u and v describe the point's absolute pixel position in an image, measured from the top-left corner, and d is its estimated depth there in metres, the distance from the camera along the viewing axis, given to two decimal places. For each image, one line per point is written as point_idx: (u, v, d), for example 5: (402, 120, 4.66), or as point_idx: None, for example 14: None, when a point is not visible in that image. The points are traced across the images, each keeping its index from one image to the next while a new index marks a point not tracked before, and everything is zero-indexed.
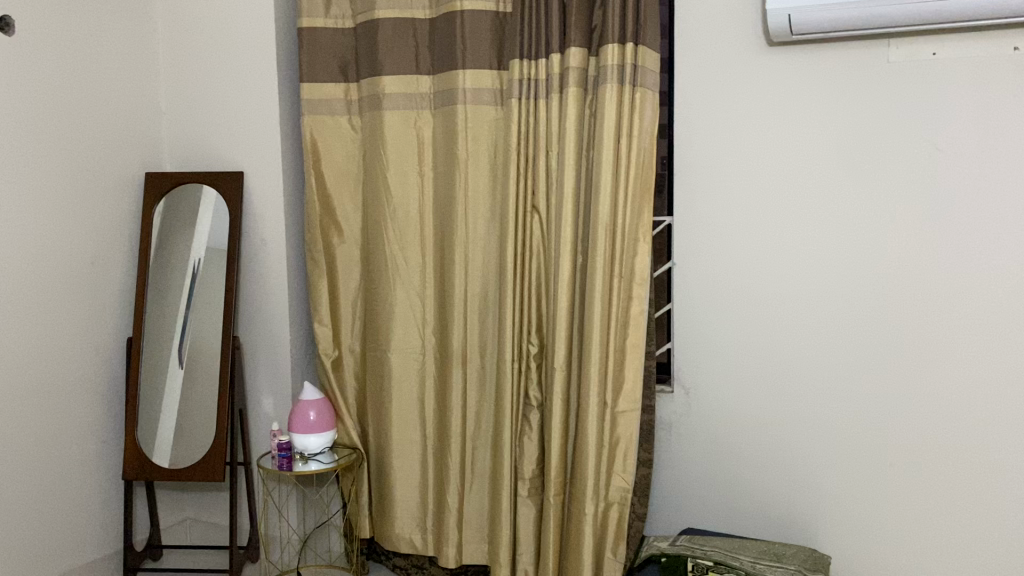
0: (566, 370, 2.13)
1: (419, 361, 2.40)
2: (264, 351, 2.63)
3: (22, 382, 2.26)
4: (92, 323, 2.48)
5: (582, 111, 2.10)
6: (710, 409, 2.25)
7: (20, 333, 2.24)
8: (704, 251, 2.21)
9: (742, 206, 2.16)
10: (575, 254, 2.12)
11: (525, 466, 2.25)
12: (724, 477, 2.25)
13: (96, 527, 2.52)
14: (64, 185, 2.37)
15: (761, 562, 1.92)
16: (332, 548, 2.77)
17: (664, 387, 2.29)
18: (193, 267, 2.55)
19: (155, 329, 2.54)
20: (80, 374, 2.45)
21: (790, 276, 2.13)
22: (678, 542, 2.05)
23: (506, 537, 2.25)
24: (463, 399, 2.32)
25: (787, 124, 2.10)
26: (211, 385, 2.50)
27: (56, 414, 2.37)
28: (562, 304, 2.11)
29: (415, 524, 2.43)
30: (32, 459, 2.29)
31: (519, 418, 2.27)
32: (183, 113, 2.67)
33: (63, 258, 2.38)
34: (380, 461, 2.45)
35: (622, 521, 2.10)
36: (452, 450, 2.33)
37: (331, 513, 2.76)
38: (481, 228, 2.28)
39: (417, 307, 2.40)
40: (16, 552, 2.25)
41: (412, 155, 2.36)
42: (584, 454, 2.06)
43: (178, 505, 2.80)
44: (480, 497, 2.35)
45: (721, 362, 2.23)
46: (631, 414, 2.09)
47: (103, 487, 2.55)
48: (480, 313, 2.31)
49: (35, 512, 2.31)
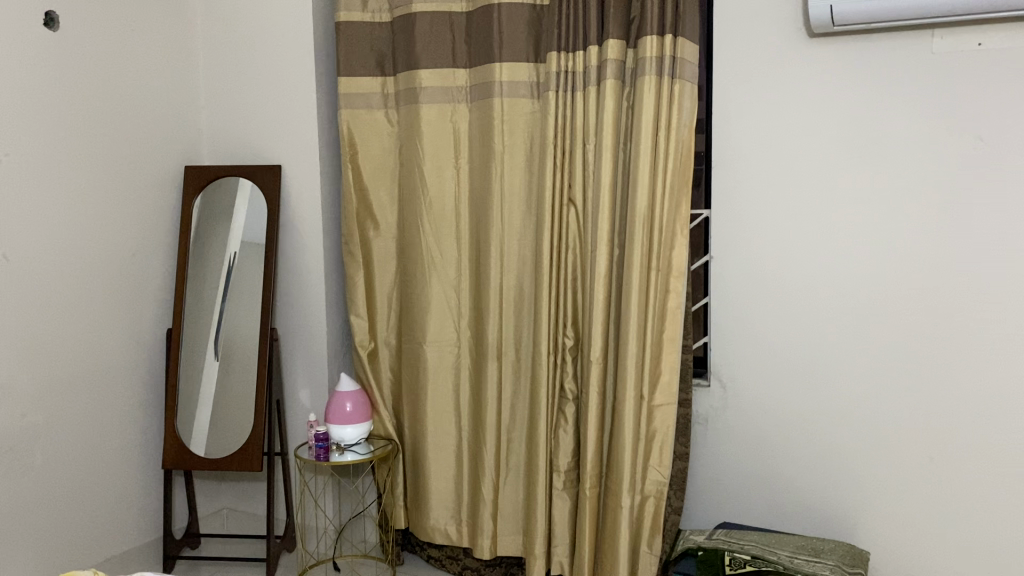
0: (602, 363, 2.13)
1: (454, 353, 2.41)
2: (301, 342, 2.67)
3: (64, 370, 2.31)
4: (133, 315, 2.53)
5: (619, 104, 2.09)
6: (747, 403, 2.24)
7: (61, 321, 2.29)
8: (741, 246, 2.21)
9: (780, 198, 2.15)
10: (612, 247, 2.11)
11: (561, 458, 2.25)
12: (761, 470, 2.24)
13: (137, 513, 2.57)
14: (105, 180, 2.42)
15: (800, 556, 1.91)
16: (367, 538, 2.78)
17: (701, 381, 2.30)
18: (230, 259, 2.58)
19: (193, 321, 2.58)
20: (122, 364, 2.49)
21: (830, 269, 2.11)
22: (715, 536, 2.04)
23: (541, 529, 2.25)
24: (498, 392, 2.32)
25: (827, 115, 2.08)
26: (248, 376, 2.53)
27: (98, 403, 2.41)
28: (598, 296, 2.10)
29: (450, 515, 2.45)
30: (73, 445, 2.34)
31: (554, 411, 2.27)
32: (223, 107, 2.71)
33: (104, 248, 2.42)
34: (415, 452, 2.47)
35: (659, 514, 2.08)
36: (488, 442, 2.33)
37: (367, 503, 2.78)
38: (517, 221, 2.28)
39: (453, 300, 2.41)
40: (58, 537, 2.30)
41: (448, 148, 2.37)
42: (620, 447, 2.06)
43: (215, 495, 2.85)
44: (516, 489, 2.35)
45: (760, 355, 2.21)
46: (668, 407, 2.08)
47: (144, 475, 2.60)
48: (515, 306, 2.31)
49: (77, 497, 2.36)
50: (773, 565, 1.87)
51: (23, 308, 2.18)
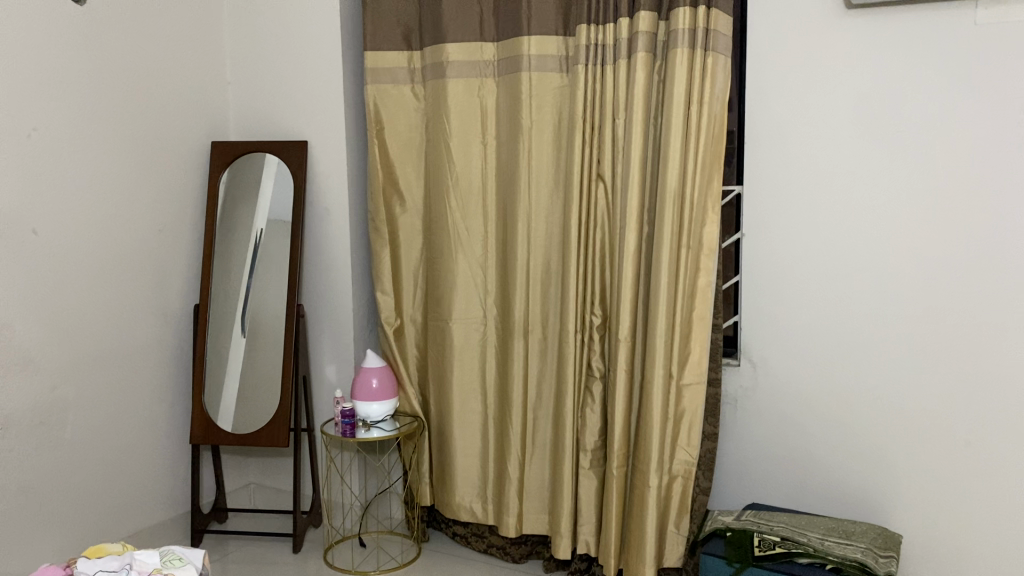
0: (631, 342, 2.10)
1: (480, 331, 2.40)
2: (327, 319, 2.67)
3: (92, 345, 2.32)
4: (161, 291, 2.54)
5: (650, 78, 2.05)
6: (778, 383, 2.21)
7: (90, 298, 2.31)
8: (772, 224, 2.17)
9: (814, 175, 2.10)
10: (641, 224, 2.08)
11: (587, 437, 2.23)
12: (791, 452, 2.21)
13: (165, 488, 2.59)
14: (132, 156, 2.42)
15: (830, 539, 1.88)
16: (393, 515, 2.78)
17: (732, 360, 2.27)
18: (256, 236, 2.58)
19: (220, 297, 2.58)
20: (150, 340, 2.50)
21: (864, 247, 2.06)
22: (743, 517, 2.01)
23: (567, 508, 2.24)
24: (525, 370, 2.31)
25: (863, 90, 2.02)
26: (275, 353, 2.54)
27: (126, 378, 2.43)
28: (627, 274, 2.07)
29: (476, 492, 2.44)
30: (103, 420, 2.36)
31: (581, 389, 2.25)
32: (250, 83, 2.70)
33: (132, 225, 2.43)
34: (441, 429, 2.47)
35: (686, 494, 2.07)
36: (514, 420, 2.32)
37: (393, 480, 2.78)
38: (545, 198, 2.25)
39: (480, 277, 2.39)
40: (89, 510, 2.33)
41: (476, 123, 2.34)
42: (648, 426, 2.03)
43: (242, 470, 2.87)
44: (542, 468, 2.34)
45: (791, 334, 2.18)
46: (697, 387, 2.04)
47: (173, 450, 2.62)
48: (542, 284, 2.28)
49: (107, 471, 2.38)
50: (802, 547, 1.84)
51: (50, 283, 2.19)
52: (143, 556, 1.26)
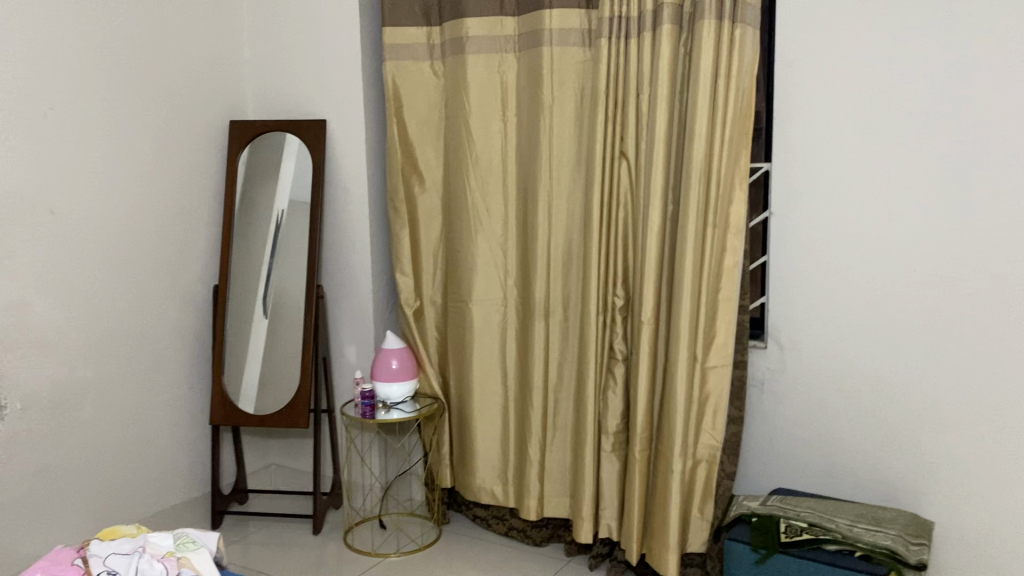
0: (654, 324, 2.06)
1: (501, 312, 2.36)
2: (347, 300, 2.64)
3: (109, 325, 2.31)
4: (180, 271, 2.52)
5: (676, 51, 1.99)
6: (805, 365, 2.16)
7: (107, 277, 2.29)
8: (801, 202, 2.12)
9: (845, 152, 2.04)
10: (666, 203, 2.03)
11: (609, 420, 2.19)
12: (818, 437, 2.15)
13: (186, 468, 2.59)
14: (149, 134, 2.39)
15: (859, 525, 1.83)
16: (413, 497, 2.75)
17: (759, 343, 2.23)
18: (277, 216, 2.55)
19: (240, 278, 2.56)
20: (168, 320, 2.49)
21: (896, 225, 1.99)
22: (770, 503, 1.96)
23: (589, 491, 2.20)
24: (546, 352, 2.27)
25: (896, 62, 1.95)
26: (295, 334, 2.52)
27: (144, 359, 2.42)
28: (651, 254, 2.03)
29: (497, 475, 2.41)
30: (121, 400, 2.35)
31: (603, 372, 2.21)
32: (269, 61, 2.67)
33: (150, 204, 2.41)
34: (461, 411, 2.44)
35: (711, 479, 2.03)
36: (534, 402, 2.28)
37: (413, 462, 2.75)
38: (566, 176, 2.20)
39: (500, 257, 2.34)
40: (109, 489, 2.33)
41: (496, 100, 2.29)
42: (673, 408, 1.99)
43: (263, 451, 2.87)
44: (563, 451, 2.31)
45: (820, 316, 2.12)
46: (723, 369, 1.99)
47: (193, 430, 2.61)
48: (564, 264, 2.24)
49: (126, 451, 2.38)
50: (831, 533, 1.80)
51: (65, 262, 2.18)
52: (157, 539, 1.24)
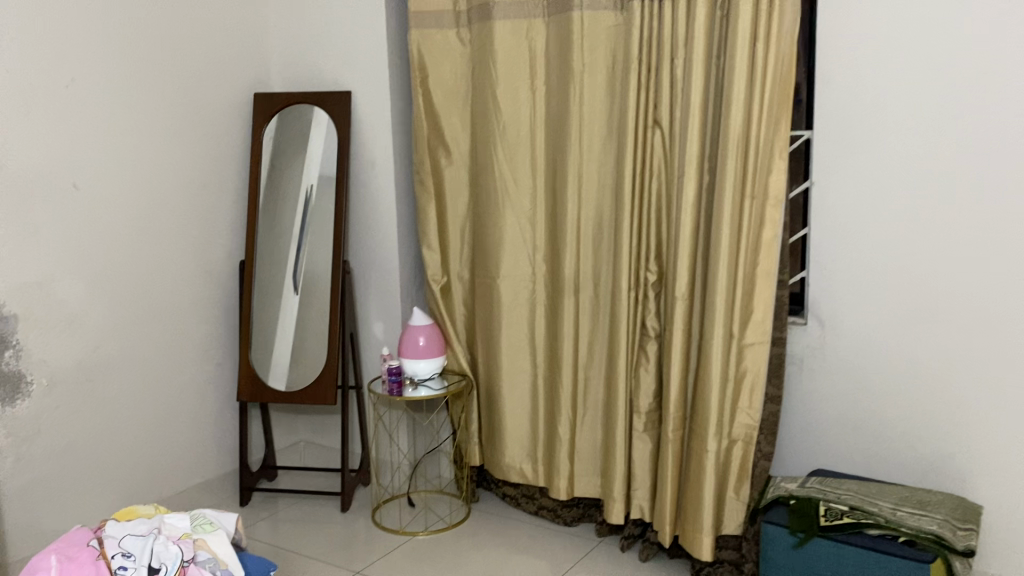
0: (689, 299, 1.98)
1: (529, 288, 2.30)
2: (374, 275, 2.60)
3: (134, 301, 2.29)
4: (205, 247, 2.49)
5: (713, 13, 1.89)
6: (847, 343, 2.07)
7: (131, 253, 2.27)
8: (844, 172, 2.02)
9: (892, 120, 1.93)
10: (701, 173, 1.94)
11: (641, 399, 2.12)
12: (859, 415, 2.07)
13: (213, 445, 2.58)
14: (171, 108, 2.35)
15: (903, 508, 1.74)
16: (442, 474, 2.70)
17: (798, 319, 2.14)
18: (306, 191, 2.50)
19: (267, 253, 2.52)
20: (194, 296, 2.46)
21: (945, 197, 1.89)
22: (809, 485, 1.88)
23: (620, 471, 2.15)
24: (576, 328, 2.21)
25: (947, 23, 1.83)
26: (322, 310, 2.48)
27: (170, 335, 2.40)
28: (685, 226, 1.95)
29: (526, 453, 2.37)
30: (147, 376, 2.34)
31: (635, 348, 2.13)
32: (293, 31, 2.61)
33: (174, 178, 2.37)
34: (489, 389, 2.39)
35: (747, 460, 1.95)
36: (563, 379, 2.23)
37: (442, 439, 2.71)
38: (597, 147, 2.12)
39: (529, 231, 2.28)
40: (134, 465, 2.32)
41: (524, 68, 2.21)
42: (708, 386, 1.92)
43: (291, 428, 2.85)
44: (594, 429, 2.25)
45: (863, 290, 2.03)
46: (761, 346, 1.91)
47: (221, 407, 2.59)
48: (594, 237, 2.17)
49: (153, 427, 2.36)
50: (872, 517, 1.72)
51: (89, 237, 2.15)
52: (173, 520, 1.22)
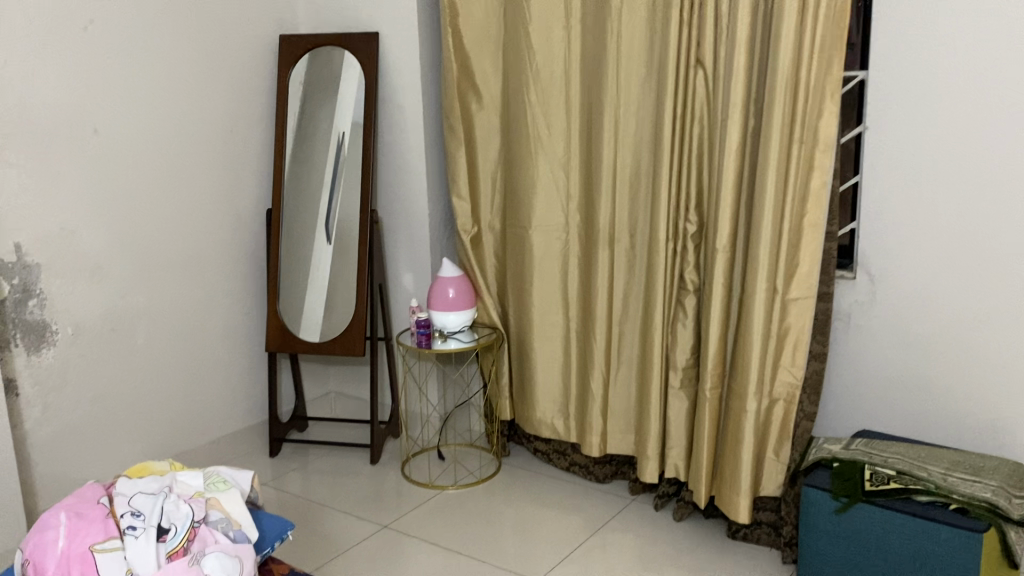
0: (730, 251, 1.88)
1: (562, 238, 2.21)
2: (403, 225, 2.52)
3: (158, 250, 2.24)
4: (230, 194, 2.43)
5: None
6: (897, 298, 1.95)
7: (154, 200, 2.21)
8: (899, 116, 1.88)
9: (955, 59, 1.79)
10: (746, 116, 1.82)
11: (678, 354, 2.03)
12: (910, 374, 1.96)
13: (241, 396, 2.55)
14: (193, 48, 2.27)
15: (955, 474, 1.65)
16: (473, 427, 2.65)
17: (846, 273, 2.02)
18: (336, 138, 2.42)
19: (295, 201, 2.45)
20: (220, 245, 2.41)
21: (1011, 142, 1.75)
22: (853, 447, 1.79)
23: (654, 428, 2.07)
24: (610, 280, 2.12)
25: None
26: (350, 259, 2.41)
27: (196, 284, 2.35)
28: (728, 173, 1.84)
29: (558, 408, 2.30)
30: (172, 325, 2.30)
31: (672, 302, 2.04)
32: None
33: (198, 123, 2.31)
34: (521, 342, 2.32)
35: (789, 420, 1.86)
36: (597, 333, 2.15)
37: (473, 392, 2.64)
38: (635, 89, 2.01)
39: (562, 179, 2.18)
40: (161, 415, 2.30)
41: (559, 5, 2.09)
42: (748, 343, 1.83)
43: (322, 378, 2.81)
44: (628, 384, 2.17)
45: (916, 243, 1.91)
46: (806, 302, 1.81)
47: (249, 357, 2.56)
48: (631, 186, 2.06)
49: (180, 377, 2.34)
50: (921, 483, 1.63)
51: (111, 183, 2.10)
52: (186, 478, 1.17)
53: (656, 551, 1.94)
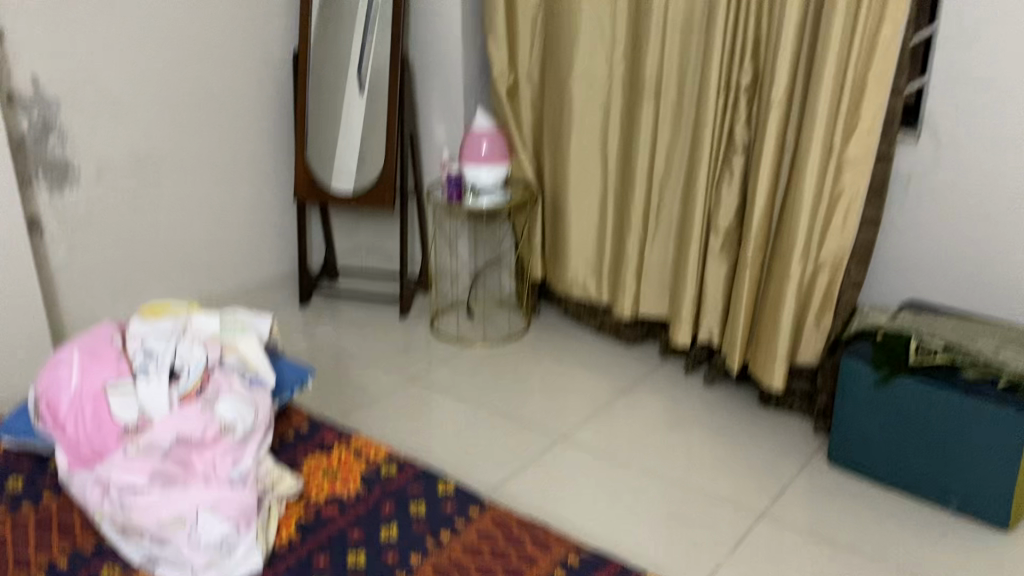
0: (786, 105, 1.74)
1: (605, 88, 2.06)
2: (437, 72, 2.38)
3: (180, 89, 2.14)
4: (255, 32, 2.28)
5: None
6: (964, 165, 1.81)
7: (174, 35, 2.09)
8: None
9: None
10: None
11: (720, 216, 1.92)
12: (973, 246, 1.85)
13: (269, 245, 2.50)
14: None
15: (1007, 351, 1.56)
16: (503, 286, 2.55)
17: (909, 134, 1.87)
18: None
19: (322, 43, 2.31)
20: (245, 87, 2.29)
21: None
22: (900, 318, 1.69)
23: (690, 292, 2.00)
24: (654, 134, 1.99)
25: None
26: (379, 106, 2.28)
27: (220, 127, 2.26)
28: (791, 18, 1.67)
29: (591, 269, 2.23)
30: (196, 170, 2.22)
31: (718, 161, 1.91)
32: None
33: None
34: (556, 199, 2.23)
35: (833, 289, 1.77)
36: (637, 191, 2.04)
37: (505, 249, 2.52)
38: None
39: (608, 23, 2.01)
40: (187, 260, 2.26)
41: None
42: (798, 205, 1.72)
43: (352, 230, 2.70)
44: (665, 247, 2.08)
45: (992, 106, 1.75)
46: (864, 163, 1.68)
47: (276, 207, 2.48)
48: (682, 32, 1.90)
49: (205, 224, 2.28)
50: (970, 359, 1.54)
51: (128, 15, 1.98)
52: (200, 322, 1.13)
53: (685, 415, 1.91)
